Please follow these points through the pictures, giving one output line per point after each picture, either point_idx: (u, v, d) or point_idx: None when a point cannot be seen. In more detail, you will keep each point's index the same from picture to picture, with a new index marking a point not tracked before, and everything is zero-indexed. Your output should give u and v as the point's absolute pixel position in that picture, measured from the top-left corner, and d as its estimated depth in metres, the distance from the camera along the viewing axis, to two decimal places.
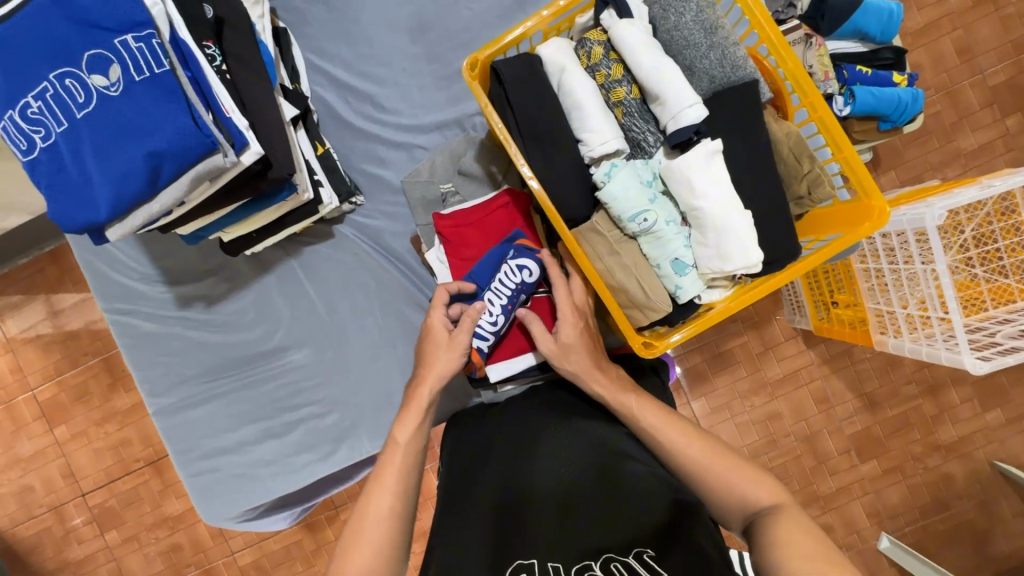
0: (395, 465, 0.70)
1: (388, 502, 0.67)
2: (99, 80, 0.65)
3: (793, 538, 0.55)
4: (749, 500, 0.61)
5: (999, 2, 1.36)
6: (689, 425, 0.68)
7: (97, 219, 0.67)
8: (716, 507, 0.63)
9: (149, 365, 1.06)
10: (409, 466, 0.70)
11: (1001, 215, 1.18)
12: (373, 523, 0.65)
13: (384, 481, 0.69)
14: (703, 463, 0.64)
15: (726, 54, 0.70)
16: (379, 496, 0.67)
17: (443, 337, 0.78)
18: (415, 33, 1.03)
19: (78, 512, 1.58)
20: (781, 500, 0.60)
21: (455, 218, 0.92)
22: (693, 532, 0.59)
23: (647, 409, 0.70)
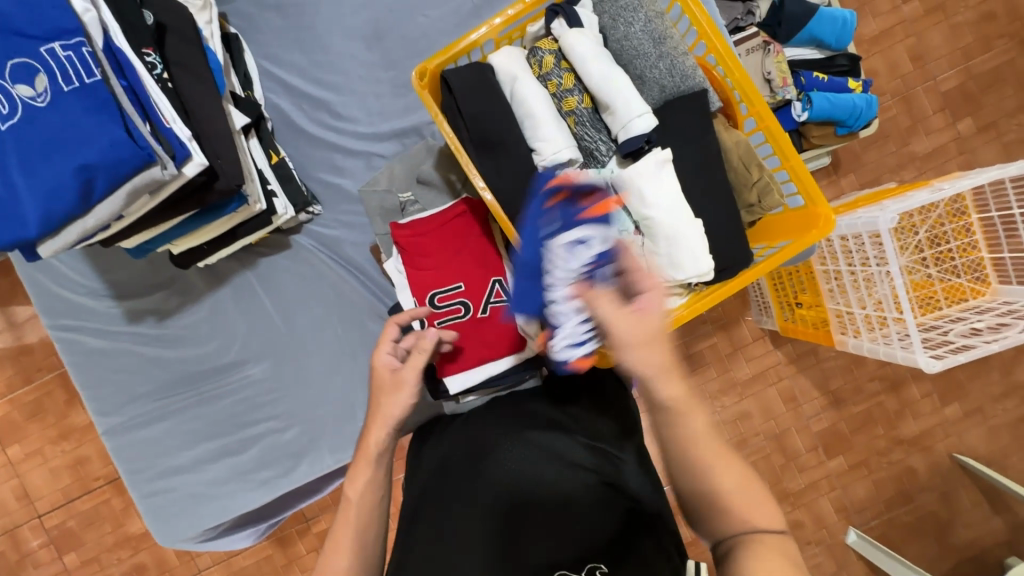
0: (349, 524, 0.64)
1: (346, 564, 0.62)
2: (24, 90, 0.61)
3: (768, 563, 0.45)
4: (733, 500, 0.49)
5: (949, 10, 1.40)
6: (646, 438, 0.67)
7: (28, 235, 0.64)
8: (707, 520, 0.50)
9: (98, 383, 1.02)
10: (366, 523, 0.64)
11: (953, 217, 1.21)
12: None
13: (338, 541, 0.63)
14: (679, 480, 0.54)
15: (675, 64, 0.71)
16: (337, 559, 0.62)
17: (388, 379, 0.72)
18: (372, 40, 1.01)
19: (34, 535, 1.51)
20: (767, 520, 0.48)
21: (413, 227, 0.90)
22: (646, 552, 0.62)
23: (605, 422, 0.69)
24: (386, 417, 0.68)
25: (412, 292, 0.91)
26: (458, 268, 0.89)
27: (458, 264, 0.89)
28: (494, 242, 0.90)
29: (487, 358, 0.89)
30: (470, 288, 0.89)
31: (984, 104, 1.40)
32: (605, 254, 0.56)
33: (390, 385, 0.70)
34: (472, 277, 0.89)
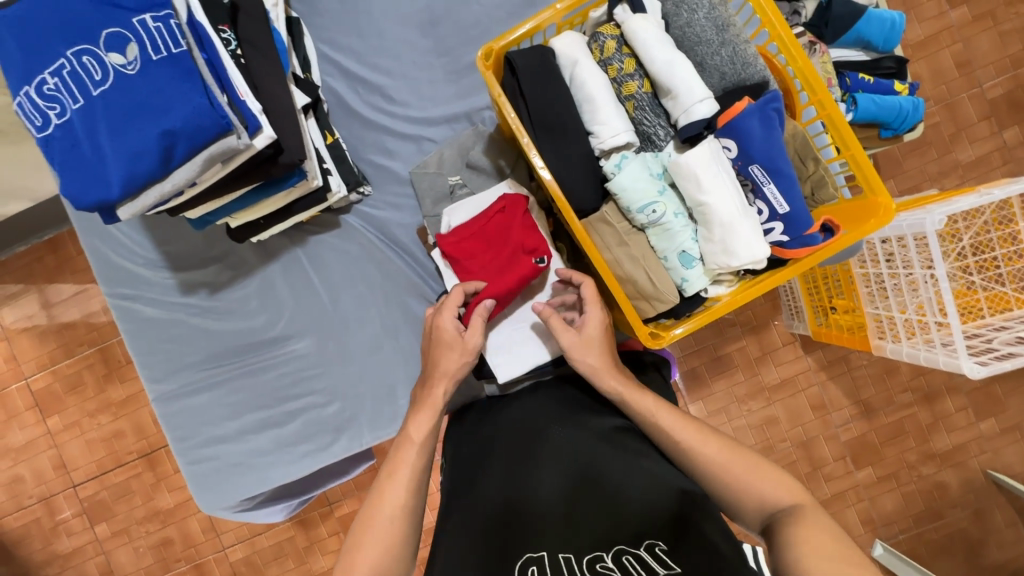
0: (405, 462, 0.71)
1: (399, 495, 0.68)
2: (116, 58, 0.65)
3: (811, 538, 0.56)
4: (765, 497, 0.62)
5: (998, 17, 1.38)
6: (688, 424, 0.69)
7: (109, 196, 0.67)
8: (729, 503, 0.65)
9: (149, 351, 1.05)
10: (421, 466, 0.71)
11: (999, 225, 1.19)
12: (381, 527, 0.66)
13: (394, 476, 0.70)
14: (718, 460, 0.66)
15: (737, 52, 0.71)
16: (392, 495, 0.68)
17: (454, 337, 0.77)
18: (427, 27, 1.04)
19: (68, 505, 1.56)
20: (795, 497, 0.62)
21: (457, 234, 0.91)
22: (705, 534, 0.58)
23: (650, 406, 0.72)
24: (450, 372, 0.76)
25: None
26: (500, 270, 0.88)
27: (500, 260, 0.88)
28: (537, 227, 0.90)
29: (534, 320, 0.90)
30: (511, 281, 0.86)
31: None
32: (742, 155, 0.70)
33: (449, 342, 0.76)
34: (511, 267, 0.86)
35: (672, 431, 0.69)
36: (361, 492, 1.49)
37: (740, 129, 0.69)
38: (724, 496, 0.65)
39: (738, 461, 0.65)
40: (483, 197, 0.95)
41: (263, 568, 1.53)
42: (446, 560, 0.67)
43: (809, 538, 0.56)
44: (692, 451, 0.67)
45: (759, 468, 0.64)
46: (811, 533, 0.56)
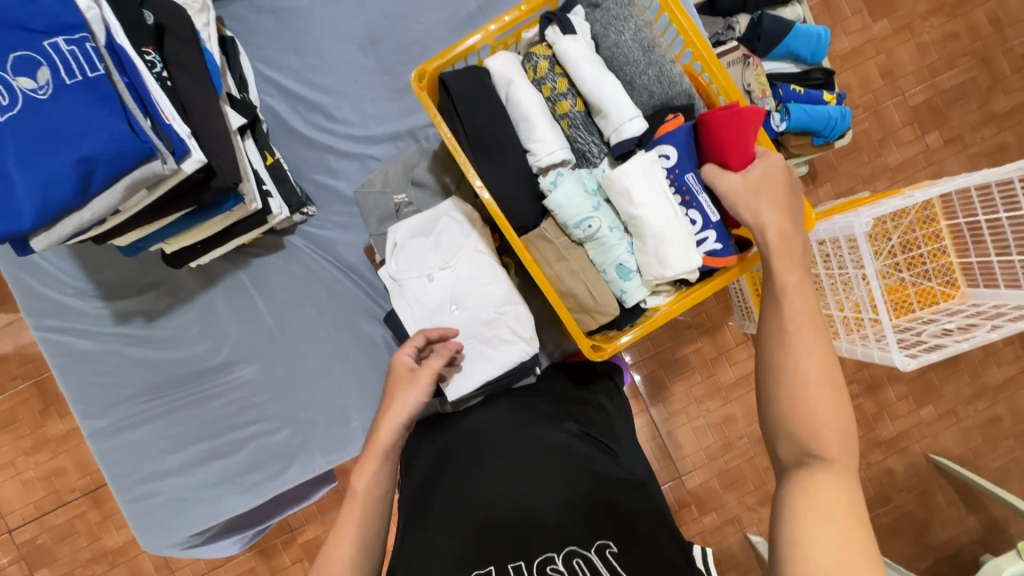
0: (352, 517, 0.67)
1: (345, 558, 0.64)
2: (25, 82, 0.62)
3: (814, 509, 0.49)
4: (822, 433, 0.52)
5: (915, 30, 1.48)
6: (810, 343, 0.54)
7: (21, 228, 0.63)
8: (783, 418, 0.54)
9: (82, 385, 1.00)
10: (368, 521, 0.67)
11: (923, 223, 1.27)
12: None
13: (340, 532, 0.66)
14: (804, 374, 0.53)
15: (664, 71, 0.74)
16: (342, 548, 0.65)
17: (405, 376, 0.75)
18: (367, 45, 1.03)
19: (4, 550, 1.46)
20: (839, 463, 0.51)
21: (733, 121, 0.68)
22: (656, 542, 0.62)
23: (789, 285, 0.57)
24: (398, 412, 0.71)
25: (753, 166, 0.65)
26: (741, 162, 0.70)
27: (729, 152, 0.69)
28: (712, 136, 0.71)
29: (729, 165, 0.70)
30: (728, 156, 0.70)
31: (950, 118, 1.48)
32: (680, 163, 0.72)
33: (405, 380, 0.75)
34: (732, 136, 0.68)
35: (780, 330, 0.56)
36: (324, 516, 1.45)
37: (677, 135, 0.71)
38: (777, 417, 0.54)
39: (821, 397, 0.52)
40: (426, 215, 0.94)
41: None
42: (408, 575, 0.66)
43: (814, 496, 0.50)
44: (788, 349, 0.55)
45: (835, 412, 0.52)
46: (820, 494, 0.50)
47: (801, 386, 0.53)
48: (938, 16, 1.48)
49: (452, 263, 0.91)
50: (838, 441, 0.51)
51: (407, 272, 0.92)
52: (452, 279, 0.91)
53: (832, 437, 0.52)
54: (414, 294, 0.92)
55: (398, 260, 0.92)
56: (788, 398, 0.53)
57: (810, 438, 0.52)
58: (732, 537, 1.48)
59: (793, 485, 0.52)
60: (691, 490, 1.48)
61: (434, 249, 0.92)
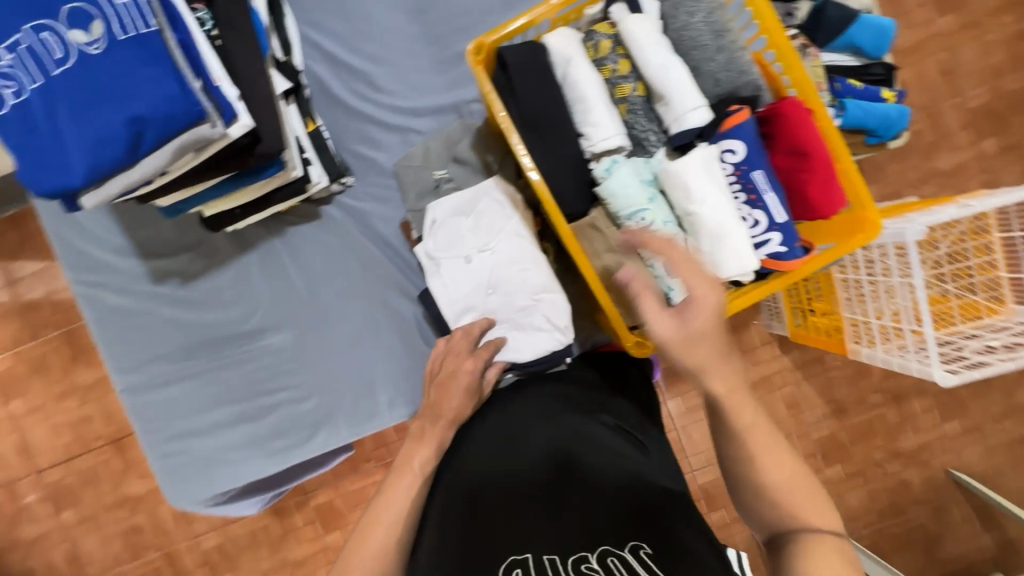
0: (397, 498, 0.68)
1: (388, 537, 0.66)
2: (78, 36, 0.61)
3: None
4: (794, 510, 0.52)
5: (983, 27, 1.39)
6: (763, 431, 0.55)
7: (71, 184, 0.63)
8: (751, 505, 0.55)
9: (116, 340, 1.01)
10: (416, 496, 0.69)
11: (975, 234, 1.21)
12: (373, 557, 0.64)
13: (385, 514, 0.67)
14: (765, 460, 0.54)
15: (734, 59, 0.70)
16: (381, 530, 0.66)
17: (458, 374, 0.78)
18: (415, 13, 1.00)
19: (32, 490, 1.51)
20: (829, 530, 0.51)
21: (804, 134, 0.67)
22: (685, 541, 0.58)
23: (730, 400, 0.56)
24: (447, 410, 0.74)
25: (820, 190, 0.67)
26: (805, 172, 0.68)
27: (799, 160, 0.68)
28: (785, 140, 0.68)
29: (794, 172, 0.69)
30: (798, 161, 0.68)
31: (1011, 124, 1.40)
32: (747, 160, 0.68)
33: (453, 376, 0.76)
34: (817, 181, 0.67)
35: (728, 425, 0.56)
36: (337, 482, 1.47)
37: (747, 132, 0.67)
38: (758, 508, 0.54)
39: (777, 465, 0.54)
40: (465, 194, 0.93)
41: (236, 557, 1.51)
42: (434, 550, 0.65)
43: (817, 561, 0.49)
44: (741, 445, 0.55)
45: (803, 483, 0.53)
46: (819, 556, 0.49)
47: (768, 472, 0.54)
48: (1010, 13, 1.39)
49: (491, 244, 0.89)
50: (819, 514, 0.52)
51: (444, 251, 0.91)
52: (489, 262, 0.89)
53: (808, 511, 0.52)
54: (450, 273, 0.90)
55: (435, 239, 0.91)
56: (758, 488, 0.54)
57: (797, 515, 0.52)
58: (740, 535, 1.47)
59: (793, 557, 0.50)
60: (703, 485, 1.47)
61: (472, 228, 0.90)
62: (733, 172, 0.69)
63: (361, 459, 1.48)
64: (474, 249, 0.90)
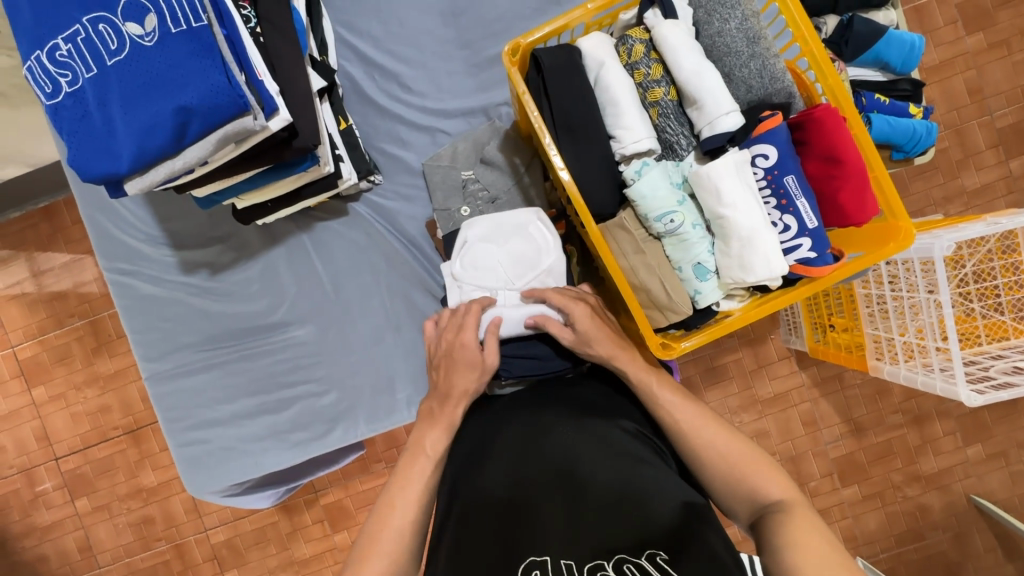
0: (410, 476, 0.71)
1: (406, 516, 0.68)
2: (133, 28, 0.64)
3: (805, 535, 0.55)
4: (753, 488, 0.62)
5: (1013, 46, 1.38)
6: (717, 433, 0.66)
7: (117, 170, 0.65)
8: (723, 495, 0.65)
9: (145, 329, 1.03)
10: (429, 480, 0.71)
11: (1002, 254, 1.19)
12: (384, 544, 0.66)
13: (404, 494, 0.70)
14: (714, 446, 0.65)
15: (766, 66, 0.70)
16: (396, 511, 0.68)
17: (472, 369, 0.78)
18: (449, 17, 1.02)
19: (49, 477, 1.54)
20: (794, 498, 0.61)
21: (842, 143, 0.66)
22: (706, 534, 0.57)
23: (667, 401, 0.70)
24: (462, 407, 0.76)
25: (850, 200, 0.68)
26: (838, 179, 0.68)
27: (833, 169, 0.68)
28: (824, 146, 0.67)
29: (826, 177, 0.69)
30: (832, 168, 0.68)
31: None
32: (781, 164, 0.67)
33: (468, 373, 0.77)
34: (850, 187, 0.68)
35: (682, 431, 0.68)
36: (347, 482, 1.48)
37: (785, 138, 0.67)
38: (725, 496, 0.64)
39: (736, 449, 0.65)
40: (508, 217, 0.92)
41: (244, 553, 1.52)
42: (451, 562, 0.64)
43: (791, 524, 0.57)
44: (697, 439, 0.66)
45: (759, 463, 0.63)
46: (797, 521, 0.57)
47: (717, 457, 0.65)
48: None
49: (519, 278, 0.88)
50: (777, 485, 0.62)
51: (471, 276, 0.89)
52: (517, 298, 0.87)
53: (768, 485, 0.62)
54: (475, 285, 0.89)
55: (463, 257, 0.91)
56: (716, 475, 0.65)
57: (757, 491, 0.62)
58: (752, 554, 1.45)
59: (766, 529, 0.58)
60: None
61: (505, 257, 0.89)
62: (766, 176, 0.68)
63: (372, 459, 1.48)
64: (503, 280, 0.88)
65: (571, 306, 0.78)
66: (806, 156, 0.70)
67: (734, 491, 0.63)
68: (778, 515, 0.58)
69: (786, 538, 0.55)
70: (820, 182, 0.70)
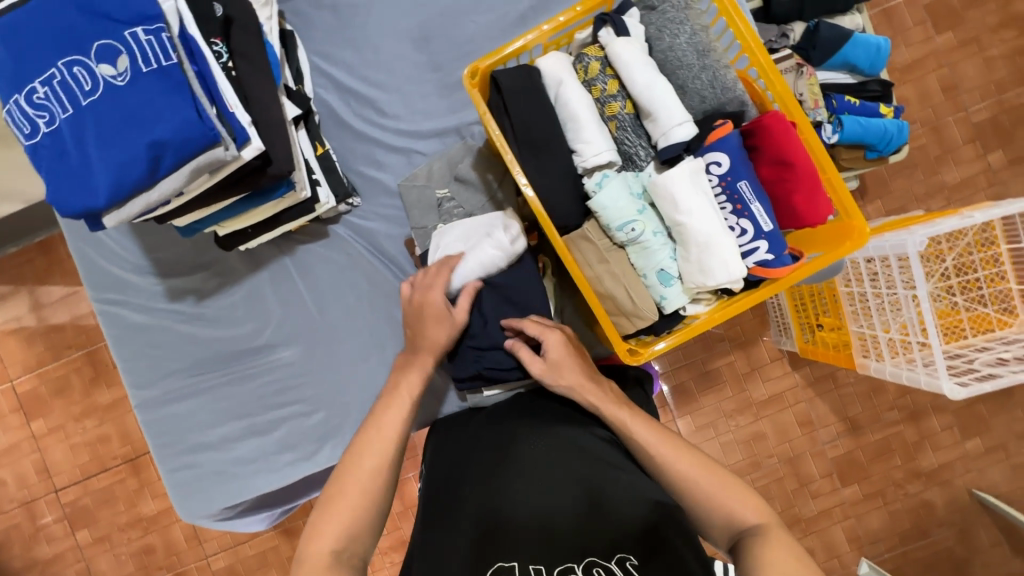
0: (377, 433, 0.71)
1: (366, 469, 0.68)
2: (106, 69, 0.66)
3: (780, 561, 0.55)
4: (730, 513, 0.62)
5: (982, 43, 1.41)
6: (693, 462, 0.66)
7: (95, 204, 0.67)
8: (701, 521, 0.64)
9: (134, 356, 1.05)
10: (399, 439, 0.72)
11: (981, 246, 1.20)
12: (351, 486, 0.67)
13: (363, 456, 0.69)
14: (686, 472, 0.65)
15: (717, 76, 0.73)
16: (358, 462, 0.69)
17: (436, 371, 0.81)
18: (420, 42, 1.05)
19: (49, 510, 1.55)
20: (768, 520, 0.61)
21: (792, 149, 0.69)
22: (676, 546, 0.58)
23: (641, 436, 0.70)
24: None
25: (804, 203, 0.70)
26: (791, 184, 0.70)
27: (785, 174, 0.70)
28: (775, 151, 0.70)
29: (780, 182, 0.71)
30: (785, 173, 0.70)
31: (1016, 137, 1.41)
32: (733, 171, 0.70)
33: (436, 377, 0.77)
34: (803, 191, 0.70)
35: (657, 456, 0.68)
36: None
37: (736, 145, 0.69)
38: (701, 516, 0.64)
39: (708, 473, 0.65)
40: None
41: None
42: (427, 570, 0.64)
43: (772, 550, 0.57)
44: (668, 467, 0.66)
45: (732, 487, 0.63)
46: (776, 548, 0.57)
47: (691, 485, 0.65)
48: (1010, 29, 1.41)
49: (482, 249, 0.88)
50: (752, 509, 0.62)
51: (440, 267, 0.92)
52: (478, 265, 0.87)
53: (745, 508, 0.62)
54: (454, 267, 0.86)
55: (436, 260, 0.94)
56: (693, 503, 0.64)
57: (734, 515, 0.62)
58: None
59: (742, 556, 0.58)
60: None
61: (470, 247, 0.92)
62: (719, 183, 0.71)
63: None
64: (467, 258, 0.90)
65: (547, 334, 0.80)
66: (759, 161, 0.72)
67: (709, 514, 0.63)
68: (754, 539, 0.59)
69: (761, 563, 0.56)
70: (775, 186, 0.72)
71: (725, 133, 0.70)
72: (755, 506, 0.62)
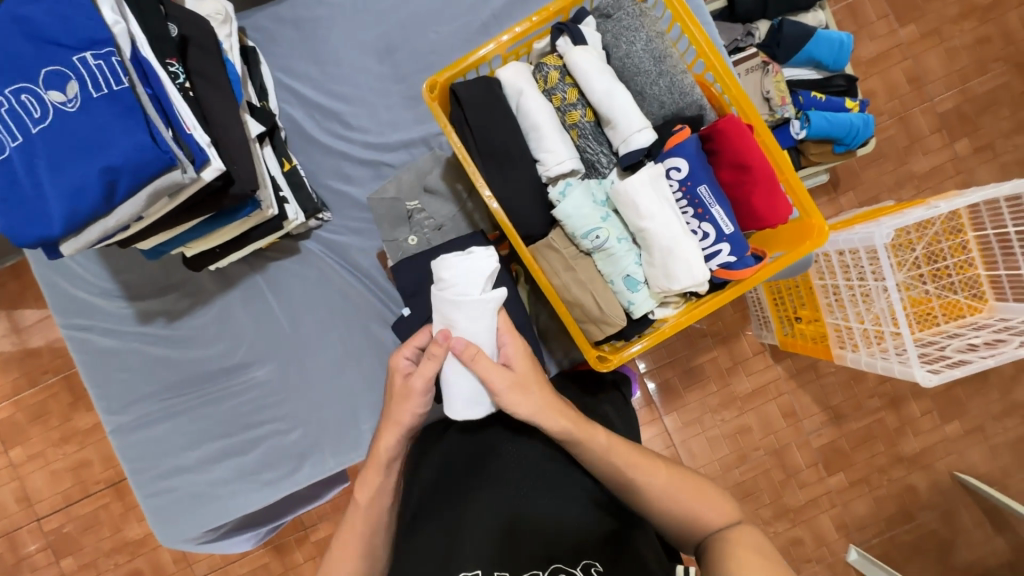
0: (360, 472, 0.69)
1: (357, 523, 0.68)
2: (56, 96, 0.65)
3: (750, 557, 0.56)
4: (701, 519, 0.62)
5: (943, 35, 1.44)
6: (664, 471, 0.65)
7: (50, 233, 0.66)
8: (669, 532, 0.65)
9: (105, 382, 1.04)
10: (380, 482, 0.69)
11: (950, 234, 1.21)
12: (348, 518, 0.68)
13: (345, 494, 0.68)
14: (656, 487, 0.64)
15: (675, 82, 0.73)
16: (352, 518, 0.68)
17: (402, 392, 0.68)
18: (384, 53, 1.05)
19: (32, 539, 1.52)
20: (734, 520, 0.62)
21: (749, 150, 0.70)
22: (637, 550, 0.64)
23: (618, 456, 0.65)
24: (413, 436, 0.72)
25: (763, 203, 0.71)
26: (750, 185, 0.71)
27: (744, 175, 0.71)
28: (732, 154, 0.70)
29: (739, 183, 0.72)
30: (744, 175, 0.71)
31: (980, 124, 1.44)
32: (693, 175, 0.70)
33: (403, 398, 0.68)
34: (760, 192, 0.71)
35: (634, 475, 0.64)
36: (336, 515, 1.46)
37: (694, 150, 0.70)
38: (670, 527, 0.64)
39: (680, 485, 0.65)
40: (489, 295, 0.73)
41: None
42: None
43: (740, 546, 0.58)
44: (641, 484, 0.64)
45: (701, 492, 0.64)
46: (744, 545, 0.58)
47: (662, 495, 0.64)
48: (969, 20, 1.44)
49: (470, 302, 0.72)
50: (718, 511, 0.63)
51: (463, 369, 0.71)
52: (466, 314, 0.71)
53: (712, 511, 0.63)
54: (460, 396, 0.71)
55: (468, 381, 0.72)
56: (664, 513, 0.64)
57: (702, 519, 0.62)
58: None
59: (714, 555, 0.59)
60: None
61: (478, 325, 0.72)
62: (680, 188, 0.72)
63: None
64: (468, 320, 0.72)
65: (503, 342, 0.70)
66: (718, 164, 0.73)
67: (678, 524, 0.63)
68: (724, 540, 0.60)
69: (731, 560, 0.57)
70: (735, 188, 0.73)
71: (683, 138, 0.70)
72: (721, 508, 0.64)
